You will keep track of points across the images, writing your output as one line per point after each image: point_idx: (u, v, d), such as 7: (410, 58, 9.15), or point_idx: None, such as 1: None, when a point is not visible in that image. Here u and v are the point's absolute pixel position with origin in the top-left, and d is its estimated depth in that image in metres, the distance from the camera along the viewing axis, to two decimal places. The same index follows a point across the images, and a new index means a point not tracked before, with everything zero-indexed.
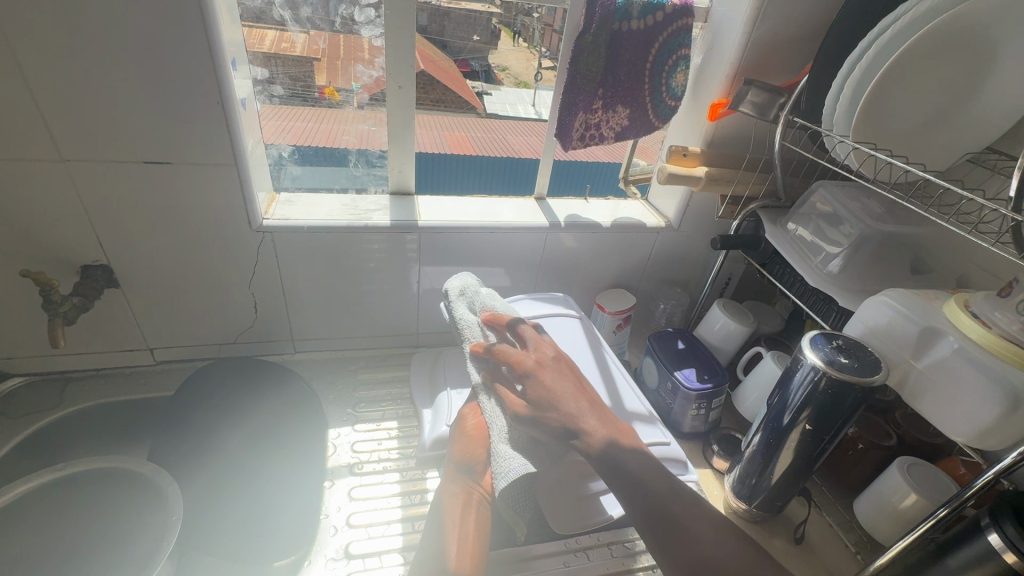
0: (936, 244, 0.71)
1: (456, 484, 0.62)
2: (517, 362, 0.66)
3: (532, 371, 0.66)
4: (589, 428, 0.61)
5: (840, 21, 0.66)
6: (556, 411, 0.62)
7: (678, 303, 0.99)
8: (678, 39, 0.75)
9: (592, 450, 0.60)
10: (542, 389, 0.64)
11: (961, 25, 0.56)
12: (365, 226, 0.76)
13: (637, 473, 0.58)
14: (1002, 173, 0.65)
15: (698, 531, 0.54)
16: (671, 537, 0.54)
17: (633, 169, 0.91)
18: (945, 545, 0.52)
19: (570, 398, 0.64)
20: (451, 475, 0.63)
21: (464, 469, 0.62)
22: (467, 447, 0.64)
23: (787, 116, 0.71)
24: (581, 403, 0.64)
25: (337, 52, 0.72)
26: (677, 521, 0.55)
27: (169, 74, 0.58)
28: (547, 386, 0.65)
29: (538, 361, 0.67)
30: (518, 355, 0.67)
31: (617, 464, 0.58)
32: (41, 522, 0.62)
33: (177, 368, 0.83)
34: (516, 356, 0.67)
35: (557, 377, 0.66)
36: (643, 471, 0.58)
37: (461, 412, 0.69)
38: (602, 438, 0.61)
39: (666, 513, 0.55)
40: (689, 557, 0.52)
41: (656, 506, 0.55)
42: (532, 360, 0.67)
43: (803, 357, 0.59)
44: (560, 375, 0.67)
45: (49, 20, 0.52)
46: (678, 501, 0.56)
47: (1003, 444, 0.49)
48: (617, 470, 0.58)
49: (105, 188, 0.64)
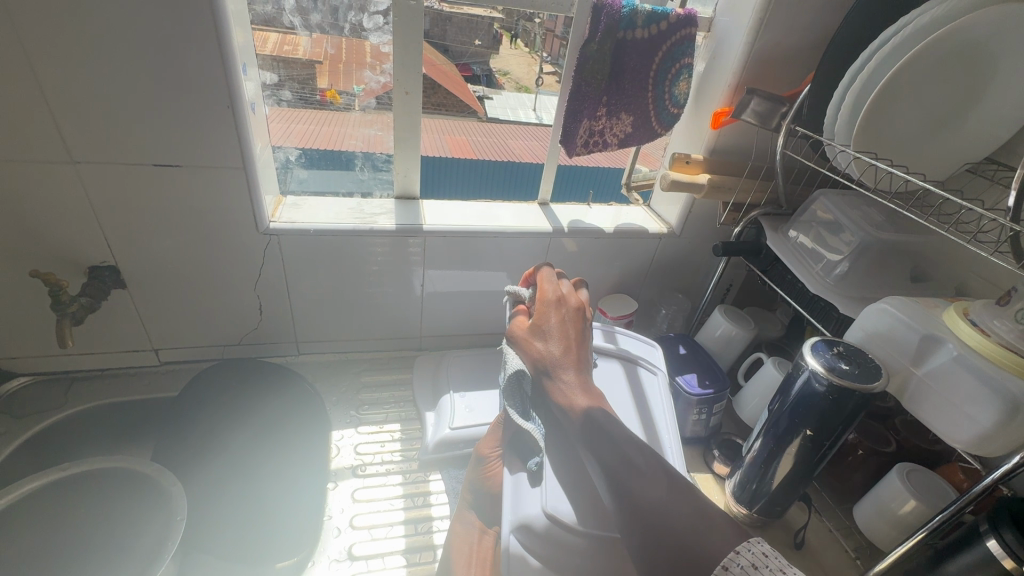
0: (936, 253, 0.72)
1: (472, 516, 0.65)
2: (539, 291, 0.68)
3: (549, 302, 0.67)
4: (564, 380, 0.62)
5: (840, 34, 0.67)
6: (540, 343, 0.64)
7: (681, 309, 1.00)
8: (681, 48, 0.76)
9: (568, 414, 0.59)
10: (547, 319, 0.65)
11: (960, 39, 0.57)
12: (370, 229, 0.76)
13: (609, 433, 0.57)
14: (1001, 183, 0.66)
15: (653, 484, 0.51)
16: (625, 489, 0.51)
17: (635, 175, 0.93)
18: (945, 551, 0.53)
19: (568, 344, 0.64)
20: (468, 505, 0.66)
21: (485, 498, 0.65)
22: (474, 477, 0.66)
23: (788, 126, 0.72)
24: (567, 351, 0.64)
25: (342, 57, 0.72)
26: (634, 474, 0.52)
27: (180, 78, 0.59)
28: (551, 320, 0.65)
29: (558, 297, 0.67)
30: (547, 285, 0.69)
31: (595, 425, 0.57)
32: (47, 520, 0.63)
33: (181, 369, 0.84)
34: (541, 286, 0.69)
35: (567, 318, 0.66)
36: (622, 436, 0.56)
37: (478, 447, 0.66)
38: (581, 406, 0.59)
39: (626, 467, 0.53)
40: (638, 508, 0.49)
41: (617, 460, 0.53)
42: (554, 293, 0.68)
43: (805, 364, 0.59)
44: (569, 319, 0.66)
45: (62, 24, 0.53)
46: (640, 457, 0.54)
47: (1002, 451, 0.50)
48: (596, 432, 0.57)
49: (114, 190, 0.64)
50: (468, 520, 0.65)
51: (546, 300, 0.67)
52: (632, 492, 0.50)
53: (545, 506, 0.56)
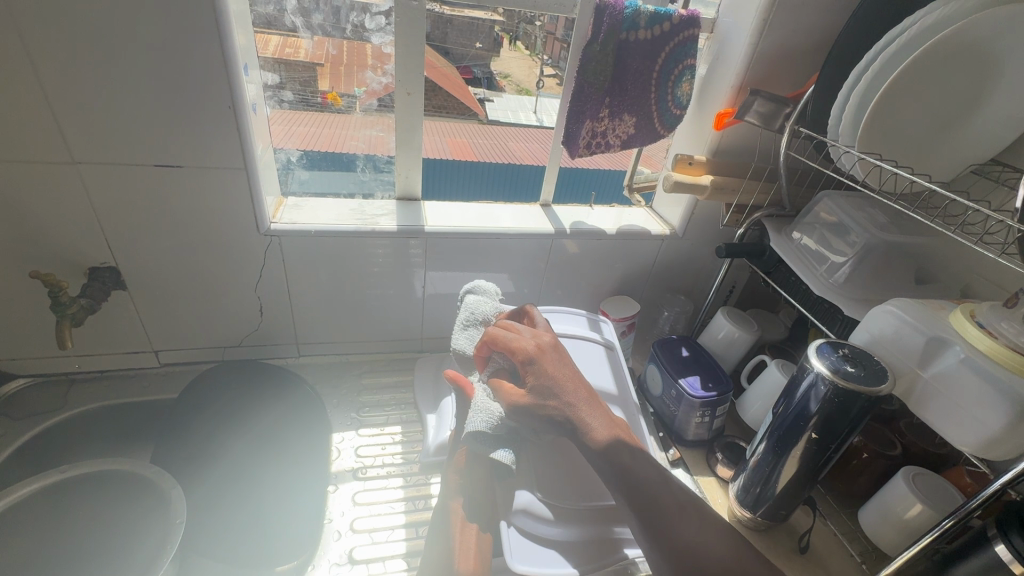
0: (941, 255, 0.72)
1: (458, 498, 0.63)
2: (516, 350, 0.60)
3: (532, 363, 0.59)
4: (589, 422, 0.58)
5: (844, 35, 0.67)
6: (550, 404, 0.58)
7: (682, 311, 0.98)
8: (684, 49, 0.76)
9: (591, 445, 0.57)
10: (541, 377, 0.58)
11: (965, 41, 0.57)
12: (372, 230, 0.76)
13: (633, 470, 0.56)
14: (1007, 185, 0.65)
15: (684, 525, 0.52)
16: (657, 528, 0.52)
17: (638, 177, 0.94)
18: (953, 556, 0.52)
19: (573, 387, 0.59)
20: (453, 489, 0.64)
21: (471, 484, 0.63)
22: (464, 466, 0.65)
23: (793, 126, 0.71)
24: (579, 395, 0.59)
25: (343, 59, 0.72)
26: (663, 512, 0.53)
27: (181, 79, 0.59)
28: (548, 379, 0.58)
29: (537, 350, 0.60)
30: (517, 342, 0.60)
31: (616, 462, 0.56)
32: (45, 523, 0.62)
33: (182, 371, 0.83)
34: (514, 344, 0.60)
35: (558, 367, 0.60)
36: (635, 461, 0.57)
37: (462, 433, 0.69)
38: (607, 438, 0.57)
39: (653, 505, 0.53)
40: (674, 551, 0.50)
41: (645, 497, 0.54)
42: (532, 346, 0.60)
43: (810, 366, 0.59)
44: (562, 363, 0.61)
45: (61, 23, 0.53)
46: (668, 496, 0.55)
47: (1010, 454, 0.49)
48: (618, 467, 0.56)
49: (115, 190, 0.64)
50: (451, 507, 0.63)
51: (529, 358, 0.59)
52: (666, 535, 0.51)
53: (534, 491, 0.59)
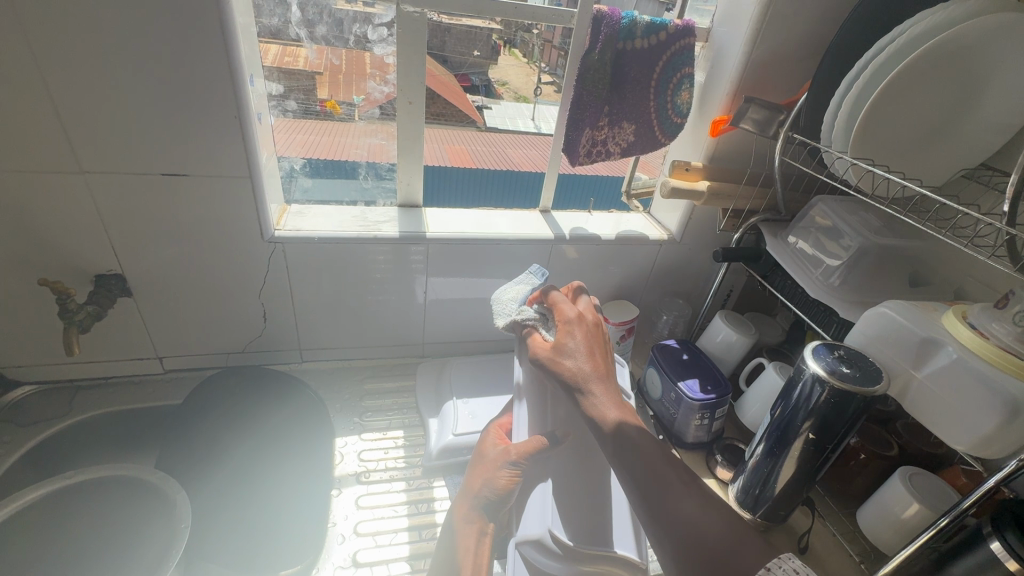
0: (931, 258, 0.73)
1: (475, 512, 0.62)
2: (558, 312, 0.68)
3: (569, 321, 0.66)
4: (594, 393, 0.60)
5: (835, 44, 0.69)
6: (569, 362, 0.63)
7: (680, 315, 0.99)
8: (680, 58, 0.77)
9: (602, 425, 0.58)
10: (568, 339, 0.65)
11: (952, 49, 0.58)
12: (374, 237, 0.77)
13: (632, 437, 0.56)
14: (996, 189, 0.66)
15: (685, 500, 0.50)
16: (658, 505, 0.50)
17: (634, 183, 0.95)
18: (950, 555, 0.53)
19: (594, 357, 0.63)
20: (478, 500, 0.62)
21: (493, 500, 0.62)
22: (499, 482, 0.62)
23: (786, 133, 0.73)
24: (595, 366, 0.62)
25: (343, 68, 0.74)
26: (667, 489, 0.51)
27: (187, 90, 0.60)
28: (573, 337, 0.65)
29: (578, 315, 0.67)
30: (563, 305, 0.68)
31: (625, 438, 0.56)
32: (49, 528, 0.63)
33: (186, 377, 0.84)
34: (559, 307, 0.68)
35: (590, 335, 0.66)
36: (642, 437, 0.56)
37: (483, 440, 0.70)
38: (615, 417, 0.58)
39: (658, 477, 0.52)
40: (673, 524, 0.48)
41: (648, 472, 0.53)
42: (573, 312, 0.67)
43: (805, 368, 0.60)
44: (595, 335, 0.67)
45: (72, 37, 0.54)
46: (674, 471, 0.53)
47: (1002, 451, 0.50)
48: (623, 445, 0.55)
49: (123, 198, 0.65)
50: (470, 516, 0.62)
51: (568, 317, 0.67)
52: (666, 505, 0.50)
53: (549, 526, 0.58)
